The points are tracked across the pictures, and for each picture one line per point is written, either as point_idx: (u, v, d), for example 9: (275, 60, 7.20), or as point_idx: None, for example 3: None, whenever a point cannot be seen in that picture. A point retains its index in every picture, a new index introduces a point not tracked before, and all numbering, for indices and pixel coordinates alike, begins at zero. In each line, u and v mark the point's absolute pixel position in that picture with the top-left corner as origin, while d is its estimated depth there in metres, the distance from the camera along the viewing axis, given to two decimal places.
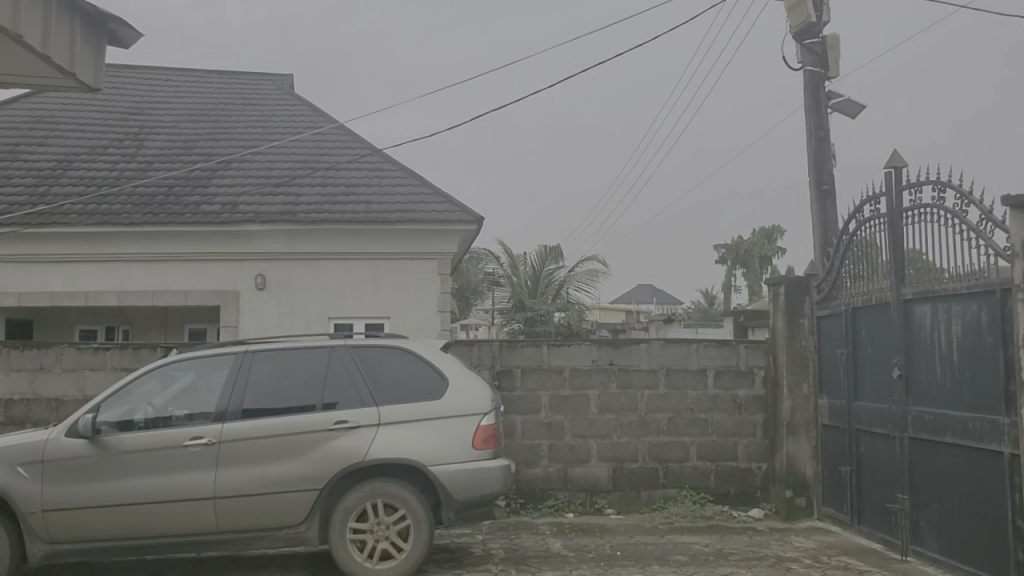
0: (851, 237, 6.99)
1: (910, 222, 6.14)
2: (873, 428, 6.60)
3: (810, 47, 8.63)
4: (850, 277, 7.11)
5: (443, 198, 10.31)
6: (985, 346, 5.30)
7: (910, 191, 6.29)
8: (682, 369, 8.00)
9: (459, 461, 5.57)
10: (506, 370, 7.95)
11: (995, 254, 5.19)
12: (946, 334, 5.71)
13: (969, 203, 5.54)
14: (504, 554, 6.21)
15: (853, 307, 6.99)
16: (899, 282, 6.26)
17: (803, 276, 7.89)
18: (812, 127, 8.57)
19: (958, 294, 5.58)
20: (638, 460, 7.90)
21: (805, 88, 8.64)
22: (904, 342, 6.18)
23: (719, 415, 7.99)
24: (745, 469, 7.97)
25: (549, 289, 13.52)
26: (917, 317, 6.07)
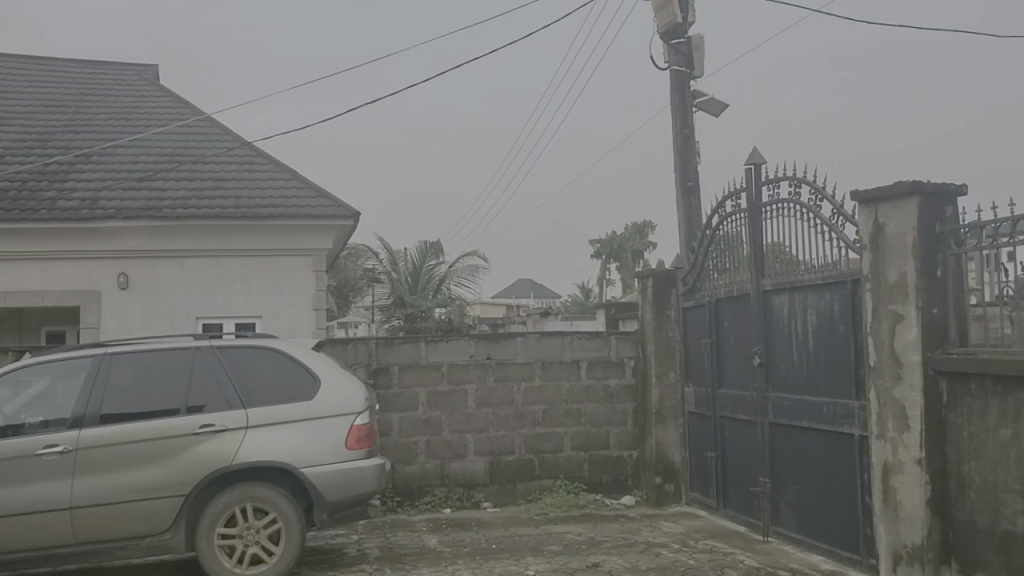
0: (714, 231, 7.24)
1: (768, 217, 6.40)
2: (736, 413, 6.86)
3: (676, 47, 8.86)
4: (714, 269, 7.35)
5: (316, 193, 10.12)
6: (837, 333, 5.59)
7: (768, 187, 6.56)
8: (556, 361, 8.11)
9: (331, 461, 5.48)
10: (382, 367, 7.87)
11: (846, 246, 5.47)
12: (802, 323, 5.99)
13: (822, 198, 5.83)
14: (380, 552, 6.17)
15: (716, 298, 7.24)
16: (759, 274, 6.52)
17: (670, 268, 8.13)
18: (677, 125, 8.83)
19: (812, 285, 5.86)
20: (514, 453, 7.97)
21: (671, 87, 8.89)
22: (765, 331, 6.45)
23: (592, 405, 8.15)
24: (618, 457, 8.16)
25: (430, 285, 13.45)
26: (775, 307, 6.35)
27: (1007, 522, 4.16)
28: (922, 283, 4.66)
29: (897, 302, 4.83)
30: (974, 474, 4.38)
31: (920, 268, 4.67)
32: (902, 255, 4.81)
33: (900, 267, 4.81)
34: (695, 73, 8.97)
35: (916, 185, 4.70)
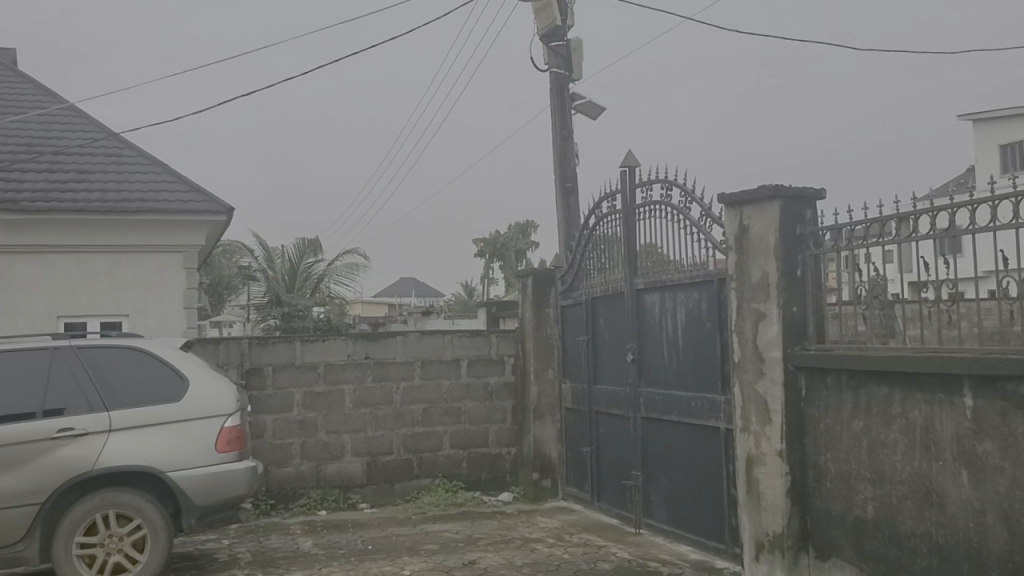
0: (591, 231, 7.38)
1: (642, 218, 6.57)
2: (610, 409, 7.02)
3: (555, 49, 8.98)
4: (591, 269, 7.50)
5: (188, 187, 9.77)
6: (705, 330, 5.79)
7: (642, 189, 6.74)
8: (435, 360, 8.09)
9: (200, 465, 5.31)
10: (256, 368, 7.68)
11: (713, 246, 5.67)
12: (672, 321, 6.17)
13: (692, 200, 6.03)
14: (252, 557, 6.02)
15: (593, 296, 7.39)
16: (632, 272, 6.69)
17: (549, 267, 8.25)
18: (557, 127, 8.96)
19: (682, 284, 6.05)
20: (392, 453, 7.92)
21: (551, 89, 9.02)
22: (638, 328, 6.62)
23: (470, 403, 8.17)
24: (496, 454, 8.22)
25: (308, 283, 13.20)
26: (648, 305, 6.52)
27: (859, 509, 4.40)
28: (783, 282, 4.87)
29: (760, 300, 5.04)
30: (829, 463, 4.62)
31: (781, 268, 4.88)
32: (765, 256, 5.02)
33: (763, 267, 5.02)
34: (574, 75, 9.11)
35: (777, 188, 4.92)
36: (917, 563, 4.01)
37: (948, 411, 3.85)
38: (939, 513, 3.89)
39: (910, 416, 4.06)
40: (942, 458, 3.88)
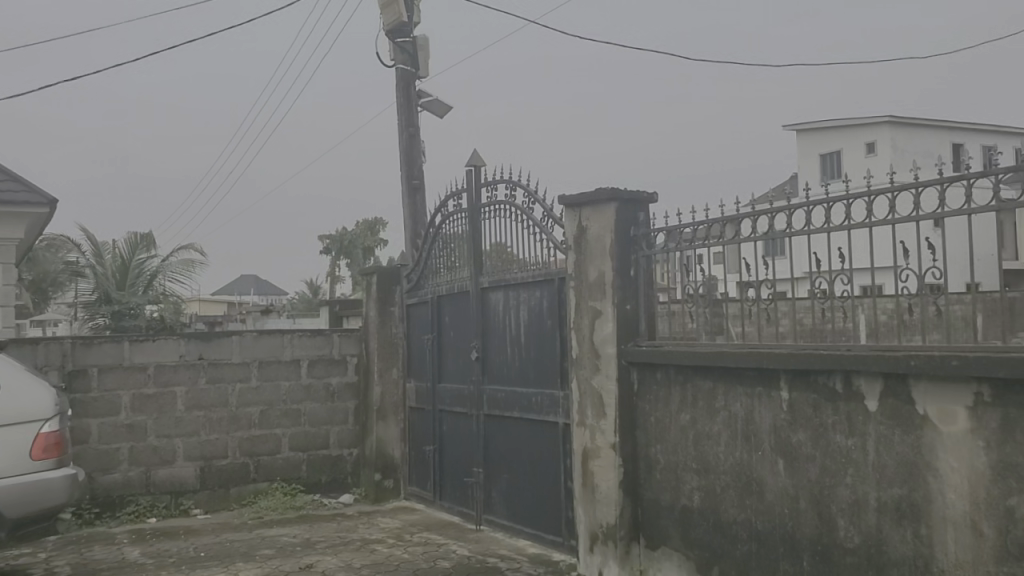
0: (437, 230, 7.38)
1: (486, 217, 6.62)
2: (454, 407, 7.04)
3: (402, 46, 8.92)
4: (436, 267, 7.50)
5: (5, 176, 9.10)
6: (546, 328, 5.90)
7: (487, 189, 6.79)
8: (275, 360, 7.88)
9: (14, 474, 4.96)
10: (80, 370, 7.25)
11: (554, 246, 5.79)
12: (515, 319, 6.25)
13: (534, 201, 6.13)
14: (71, 570, 5.68)
15: (438, 295, 7.39)
16: (476, 271, 6.73)
17: (394, 266, 8.19)
18: (403, 124, 8.91)
19: (524, 283, 6.14)
20: (228, 456, 7.65)
21: (397, 86, 8.95)
22: (481, 327, 6.67)
23: (311, 404, 8.00)
24: (337, 456, 8.08)
25: (141, 280, 12.51)
26: (492, 303, 6.58)
27: (686, 498, 4.60)
28: (618, 281, 5.04)
29: (596, 298, 5.19)
30: (659, 455, 4.81)
31: (616, 268, 5.05)
32: (601, 255, 5.17)
33: (599, 267, 5.17)
34: (420, 73, 9.08)
35: (613, 191, 5.07)
36: (738, 548, 4.23)
37: (766, 404, 4.08)
38: (758, 501, 4.12)
39: (733, 409, 4.28)
40: (760, 448, 4.11)
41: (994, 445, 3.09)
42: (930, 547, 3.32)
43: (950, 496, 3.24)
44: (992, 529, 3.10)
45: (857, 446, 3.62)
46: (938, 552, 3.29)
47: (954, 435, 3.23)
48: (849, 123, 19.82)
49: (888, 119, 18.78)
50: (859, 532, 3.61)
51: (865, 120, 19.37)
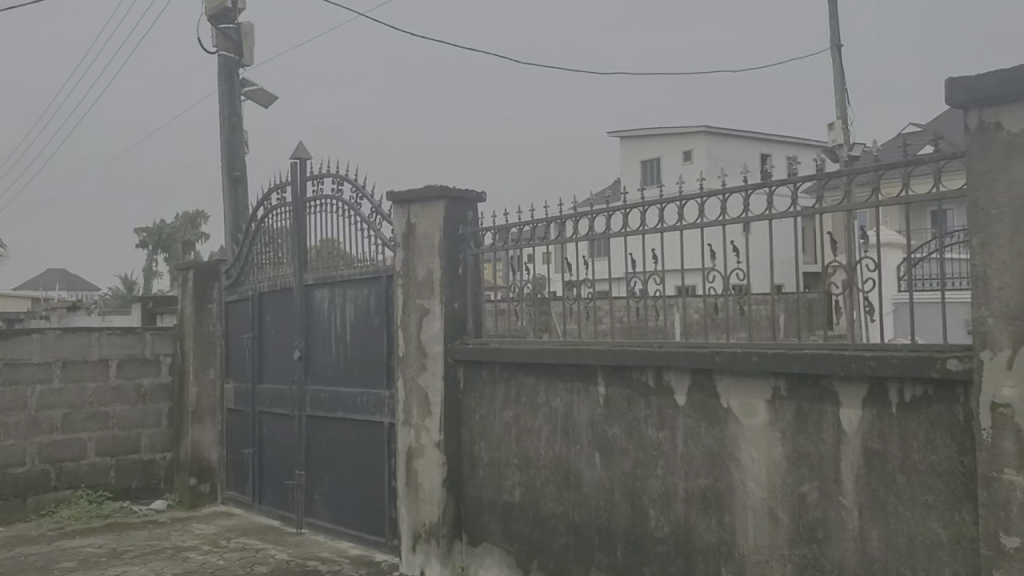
0: (259, 224, 7.13)
1: (312, 212, 6.46)
2: (274, 408, 6.83)
3: (225, 32, 8.55)
4: (257, 263, 7.26)
5: None
6: (372, 326, 5.83)
7: (313, 183, 6.62)
8: (81, 360, 7.37)
9: None
10: None
11: (381, 244, 5.72)
12: (341, 317, 6.14)
13: (362, 196, 6.03)
14: None
15: (259, 292, 7.15)
16: (301, 268, 6.56)
17: (213, 261, 7.85)
18: (225, 113, 8.56)
19: (350, 280, 6.04)
20: (25, 463, 7.09)
21: (219, 73, 8.58)
22: (306, 325, 6.51)
23: (121, 406, 7.56)
24: (149, 461, 7.69)
25: None
26: (316, 301, 6.43)
27: (507, 494, 4.66)
28: (445, 280, 5.04)
29: (423, 296, 5.16)
30: (482, 452, 4.85)
31: (443, 266, 5.04)
32: (429, 253, 5.15)
33: (427, 264, 5.14)
34: (244, 61, 8.73)
35: (442, 189, 5.06)
36: (556, 541, 4.33)
37: (585, 400, 4.19)
38: (576, 494, 4.23)
39: (554, 405, 4.37)
40: (579, 443, 4.22)
41: (790, 435, 3.30)
42: (731, 534, 3.51)
43: (751, 485, 3.44)
44: (786, 515, 3.31)
45: (668, 439, 3.78)
46: (738, 538, 3.49)
47: (754, 427, 3.43)
48: (668, 131, 20.72)
49: (704, 128, 19.76)
50: (668, 521, 3.77)
51: (683, 128, 20.35)
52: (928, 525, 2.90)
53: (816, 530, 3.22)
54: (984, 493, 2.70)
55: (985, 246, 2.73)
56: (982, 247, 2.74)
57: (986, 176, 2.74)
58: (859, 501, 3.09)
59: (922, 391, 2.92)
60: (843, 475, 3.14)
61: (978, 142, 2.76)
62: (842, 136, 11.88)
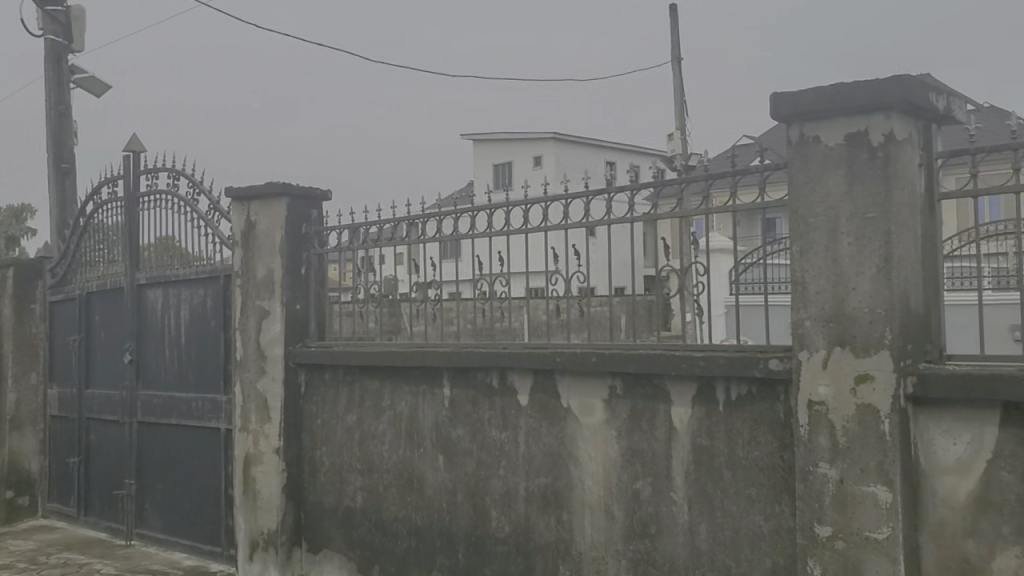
0: (88, 220, 6.73)
1: (145, 208, 6.15)
2: (103, 414, 6.46)
3: (53, 15, 7.93)
4: (85, 261, 6.85)
5: None
6: (209, 328, 5.61)
7: (147, 177, 6.31)
8: None
9: None
10: None
11: (220, 242, 5.51)
12: (175, 318, 5.87)
13: (200, 192, 5.79)
14: None
15: (87, 291, 6.75)
16: (133, 266, 6.24)
17: (36, 258, 7.35)
18: (52, 100, 8.04)
19: (186, 280, 5.78)
20: None
21: (46, 58, 8.03)
22: (137, 327, 6.19)
23: None
24: None
25: None
26: (149, 301, 6.13)
27: (349, 499, 4.59)
28: (286, 280, 4.90)
29: (263, 297, 5.00)
30: (323, 457, 4.75)
31: (284, 266, 4.91)
32: (270, 253, 4.99)
33: (268, 264, 4.98)
34: (74, 46, 8.21)
35: (283, 186, 4.92)
36: (398, 545, 4.30)
37: (429, 402, 4.17)
38: (418, 497, 4.21)
39: (397, 408, 4.33)
40: (422, 446, 4.20)
41: (625, 434, 3.39)
42: (569, 532, 3.58)
43: (588, 483, 3.52)
44: (621, 511, 3.41)
45: (510, 440, 3.82)
46: (576, 535, 3.56)
47: (592, 426, 3.51)
48: (518, 136, 20.98)
49: (553, 135, 20.12)
50: (508, 521, 3.81)
51: (533, 134, 20.67)
52: (751, 517, 3.05)
53: (648, 525, 3.33)
54: (801, 487, 2.86)
55: (802, 254, 2.90)
56: (800, 254, 2.91)
57: (804, 188, 2.91)
58: (688, 496, 3.22)
59: (747, 390, 3.06)
60: (674, 471, 3.26)
61: (799, 155, 2.93)
62: (680, 146, 12.37)
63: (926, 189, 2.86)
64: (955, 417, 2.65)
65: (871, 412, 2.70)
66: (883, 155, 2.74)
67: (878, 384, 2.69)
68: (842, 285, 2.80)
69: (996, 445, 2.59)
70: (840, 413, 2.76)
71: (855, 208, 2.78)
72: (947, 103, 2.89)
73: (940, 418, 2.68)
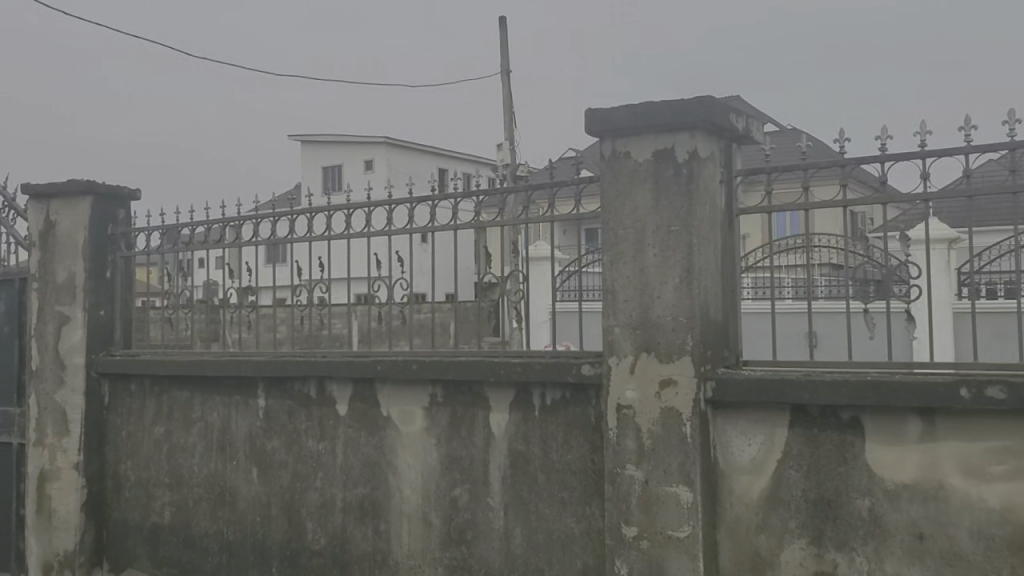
0: None
1: None
2: None
3: None
4: None
5: None
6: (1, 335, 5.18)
7: None
8: None
9: None
10: None
11: (14, 242, 5.10)
12: None
13: None
14: None
15: None
16: None
17: None
18: None
19: None
20: None
21: None
22: None
23: None
24: None
25: None
26: None
27: (156, 516, 4.36)
28: (89, 284, 4.60)
29: (63, 302, 4.67)
30: (128, 472, 4.49)
31: (87, 269, 4.61)
32: (71, 255, 4.67)
33: (69, 267, 4.66)
34: None
35: (88, 184, 4.62)
36: (208, 561, 4.12)
37: (243, 412, 4.03)
38: (230, 511, 4.05)
39: (210, 419, 4.15)
40: (235, 458, 4.05)
41: (443, 442, 3.40)
42: (387, 541, 3.55)
43: (406, 491, 3.50)
44: (438, 519, 3.41)
45: (327, 450, 3.74)
46: (393, 545, 3.53)
47: (411, 435, 3.49)
48: (348, 139, 20.66)
49: (384, 139, 19.94)
50: (325, 533, 3.73)
51: (363, 137, 20.41)
52: (563, 520, 3.13)
53: (465, 532, 3.35)
54: (610, 489, 2.96)
55: (613, 263, 3.01)
56: (611, 263, 3.01)
57: (614, 200, 3.02)
58: (504, 501, 3.26)
59: (561, 396, 3.14)
60: (491, 477, 3.30)
61: (610, 169, 3.04)
62: (508, 154, 12.52)
63: (725, 204, 3.03)
64: (749, 419, 2.82)
65: (674, 415, 2.83)
66: (686, 171, 2.88)
67: (681, 389, 2.83)
68: (649, 294, 2.92)
69: (785, 445, 2.77)
70: (646, 416, 2.88)
71: (661, 220, 2.91)
72: (745, 124, 3.07)
73: (736, 420, 2.84)
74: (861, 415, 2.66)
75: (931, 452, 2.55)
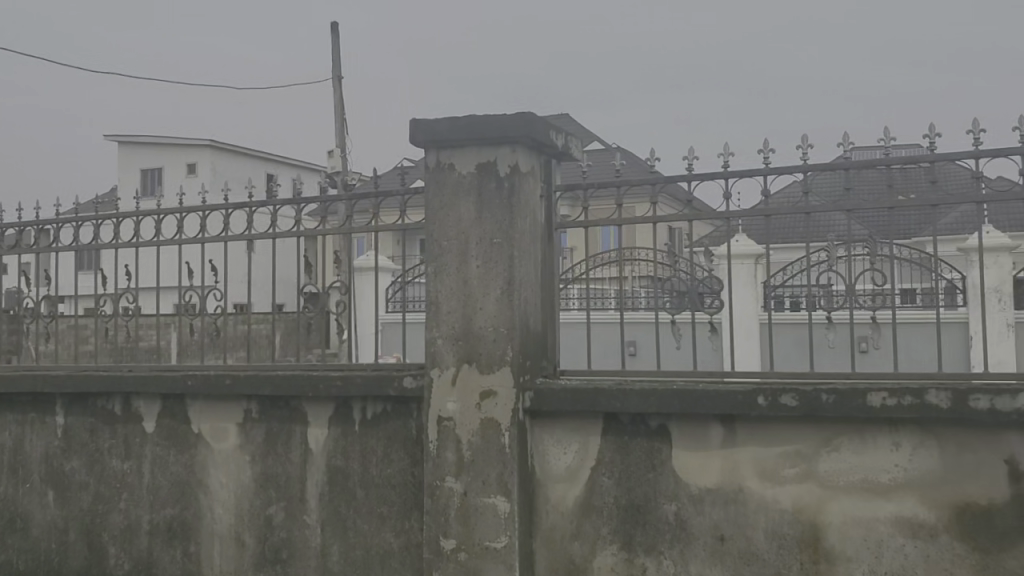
0: None
1: None
2: None
3: None
4: None
5: None
6: None
7: None
8: None
9: None
10: None
11: None
12: None
13: None
14: None
15: None
16: None
17: None
18: None
19: None
20: None
21: None
22: None
23: None
24: None
25: None
26: None
27: None
28: None
29: None
30: None
31: None
32: None
33: None
34: None
35: None
36: None
37: (38, 431, 3.75)
38: (23, 538, 3.76)
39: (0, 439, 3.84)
40: (28, 481, 3.76)
41: (258, 459, 3.29)
42: (196, 564, 3.39)
43: (217, 511, 3.36)
44: (252, 539, 3.29)
45: (132, 470, 3.54)
46: (203, 567, 3.38)
47: (224, 452, 3.36)
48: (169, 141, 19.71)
49: (208, 143, 19.16)
50: (129, 557, 3.53)
51: (185, 140, 19.53)
52: (382, 535, 3.10)
53: (280, 551, 3.25)
54: (428, 501, 2.94)
55: (436, 275, 3.00)
56: (434, 274, 3.00)
57: (438, 211, 3.02)
58: (321, 518, 3.19)
59: (381, 409, 3.11)
60: (307, 494, 3.21)
61: (434, 180, 3.03)
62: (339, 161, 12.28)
63: (545, 218, 3.10)
64: (564, 428, 2.89)
65: (493, 426, 2.86)
66: (508, 185, 2.93)
67: (500, 399, 2.86)
68: (470, 305, 2.94)
69: (597, 452, 2.86)
70: (466, 427, 2.89)
71: (484, 232, 2.94)
72: (564, 141, 3.16)
73: (552, 429, 2.90)
74: (668, 423, 2.77)
75: (732, 456, 2.70)
